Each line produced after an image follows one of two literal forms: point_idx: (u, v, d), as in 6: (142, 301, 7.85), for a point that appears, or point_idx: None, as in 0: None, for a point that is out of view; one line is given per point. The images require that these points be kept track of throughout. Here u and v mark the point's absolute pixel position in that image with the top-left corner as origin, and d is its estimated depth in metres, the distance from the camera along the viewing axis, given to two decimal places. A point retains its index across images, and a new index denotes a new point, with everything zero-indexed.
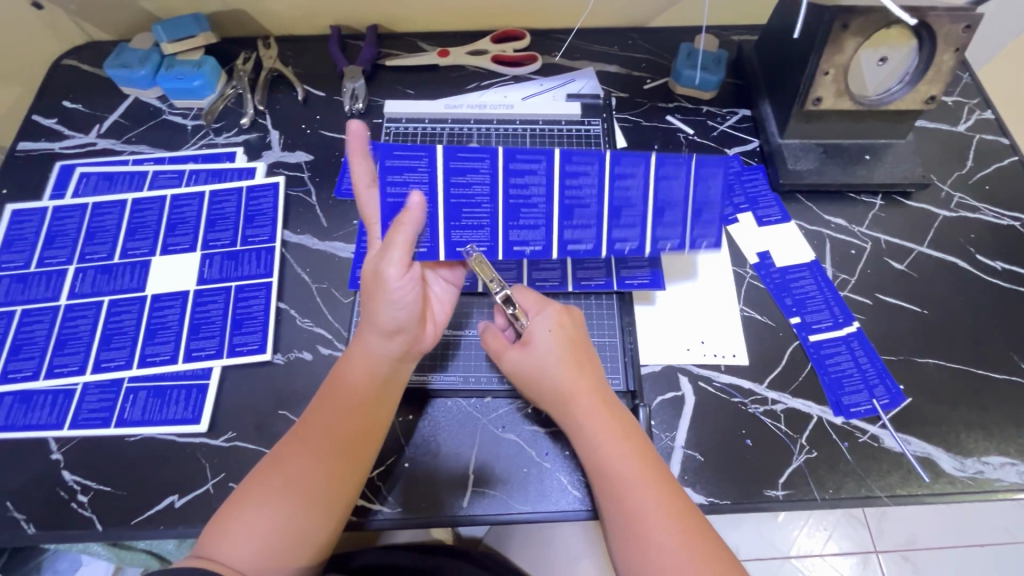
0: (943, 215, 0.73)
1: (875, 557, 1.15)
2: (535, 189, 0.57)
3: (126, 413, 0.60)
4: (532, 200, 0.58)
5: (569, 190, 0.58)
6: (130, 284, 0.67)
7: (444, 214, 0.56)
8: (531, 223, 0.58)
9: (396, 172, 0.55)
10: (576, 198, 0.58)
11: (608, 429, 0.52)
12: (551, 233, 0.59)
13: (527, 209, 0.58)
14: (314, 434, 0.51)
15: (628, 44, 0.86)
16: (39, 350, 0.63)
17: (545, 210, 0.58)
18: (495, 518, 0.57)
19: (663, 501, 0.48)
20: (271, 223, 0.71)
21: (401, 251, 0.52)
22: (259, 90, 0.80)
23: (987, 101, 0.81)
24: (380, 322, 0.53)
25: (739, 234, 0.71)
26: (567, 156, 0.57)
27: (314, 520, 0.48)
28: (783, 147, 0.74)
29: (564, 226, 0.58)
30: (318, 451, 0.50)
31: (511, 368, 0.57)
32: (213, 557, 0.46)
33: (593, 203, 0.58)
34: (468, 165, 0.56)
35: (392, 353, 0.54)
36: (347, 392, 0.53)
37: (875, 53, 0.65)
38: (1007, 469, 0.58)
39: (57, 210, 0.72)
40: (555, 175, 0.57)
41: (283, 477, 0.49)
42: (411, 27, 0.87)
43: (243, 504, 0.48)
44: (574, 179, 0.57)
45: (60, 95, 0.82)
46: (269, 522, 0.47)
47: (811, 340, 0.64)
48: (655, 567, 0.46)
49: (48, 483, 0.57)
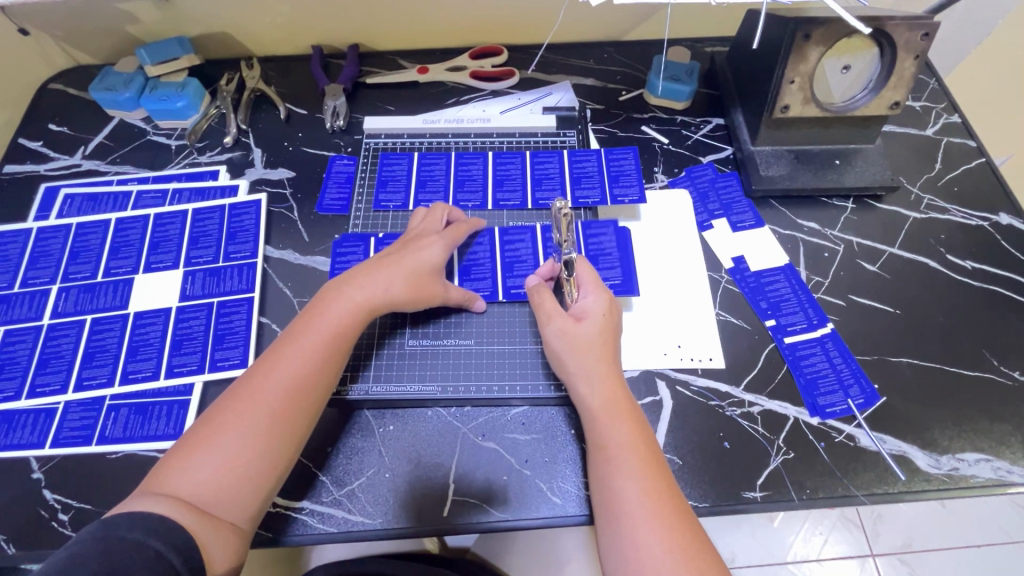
0: (913, 216, 0.74)
1: (872, 560, 1.15)
2: (482, 254, 0.70)
3: (108, 431, 0.60)
4: (479, 260, 0.70)
5: (508, 250, 0.70)
6: (113, 302, 0.68)
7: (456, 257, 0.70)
8: (480, 276, 0.69)
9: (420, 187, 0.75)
10: (515, 256, 0.70)
11: (618, 416, 0.54)
12: (497, 285, 0.68)
13: (476, 269, 0.69)
14: (284, 361, 0.53)
15: (603, 58, 0.89)
16: (22, 369, 0.64)
17: (490, 266, 0.69)
18: (476, 525, 0.57)
19: (656, 492, 0.49)
20: (252, 243, 0.71)
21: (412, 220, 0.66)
22: (242, 109, 0.82)
23: (953, 105, 0.83)
24: (380, 285, 0.58)
25: (714, 240, 0.72)
26: (505, 231, 0.71)
27: (267, 446, 0.49)
28: (754, 153, 0.75)
29: (507, 278, 0.69)
30: (290, 374, 0.52)
31: (553, 333, 0.58)
32: (173, 485, 0.46)
33: (529, 258, 0.70)
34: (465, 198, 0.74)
35: (388, 298, 0.58)
36: (321, 322, 0.55)
37: (839, 61, 0.67)
38: (982, 465, 0.59)
39: (41, 231, 0.73)
40: (497, 242, 0.71)
41: (251, 399, 0.50)
42: (392, 45, 0.89)
43: (206, 433, 0.48)
44: (512, 241, 0.71)
45: (46, 118, 0.83)
46: (229, 445, 0.48)
47: (786, 342, 0.65)
48: (639, 552, 0.46)
49: (28, 502, 0.57)
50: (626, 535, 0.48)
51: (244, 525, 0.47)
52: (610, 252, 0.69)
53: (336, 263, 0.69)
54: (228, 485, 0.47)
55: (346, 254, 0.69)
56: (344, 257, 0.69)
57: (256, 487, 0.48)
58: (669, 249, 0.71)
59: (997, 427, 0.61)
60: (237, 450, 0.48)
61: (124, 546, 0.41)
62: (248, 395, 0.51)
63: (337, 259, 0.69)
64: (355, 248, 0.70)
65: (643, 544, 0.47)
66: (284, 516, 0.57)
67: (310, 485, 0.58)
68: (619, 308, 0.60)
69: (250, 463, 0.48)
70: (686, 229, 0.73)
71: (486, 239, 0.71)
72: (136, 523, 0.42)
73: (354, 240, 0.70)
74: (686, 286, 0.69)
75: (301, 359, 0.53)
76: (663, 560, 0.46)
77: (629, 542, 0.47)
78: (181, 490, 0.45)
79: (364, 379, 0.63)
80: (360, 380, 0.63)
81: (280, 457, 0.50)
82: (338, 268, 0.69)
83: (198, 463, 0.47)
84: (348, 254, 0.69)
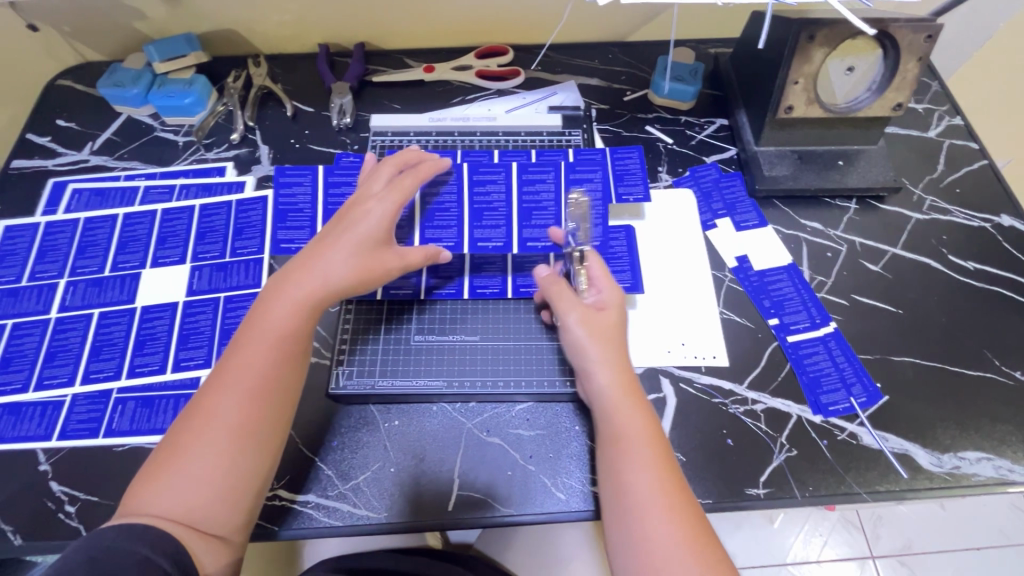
0: (916, 217, 0.75)
1: (872, 562, 1.15)
2: (449, 198, 0.67)
3: (115, 424, 0.60)
4: (445, 206, 0.67)
5: (478, 198, 0.68)
6: (120, 296, 0.68)
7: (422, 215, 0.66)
8: (444, 223, 0.67)
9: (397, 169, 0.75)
10: (485, 203, 0.68)
11: (632, 407, 0.54)
12: (462, 234, 0.67)
13: (442, 213, 0.67)
14: (238, 369, 0.50)
15: (608, 58, 0.89)
16: (30, 362, 0.64)
17: (457, 213, 0.67)
18: (481, 520, 0.57)
19: (668, 485, 0.50)
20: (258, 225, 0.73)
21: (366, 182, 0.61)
22: (249, 107, 0.82)
23: (955, 107, 0.84)
24: (325, 270, 0.55)
25: (718, 239, 0.73)
26: (475, 170, 0.69)
27: (243, 455, 0.48)
28: (758, 154, 0.76)
29: (474, 227, 0.67)
30: (246, 384, 0.50)
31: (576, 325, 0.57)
32: (151, 507, 0.45)
33: (501, 207, 0.68)
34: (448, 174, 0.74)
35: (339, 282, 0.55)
36: (270, 324, 0.52)
37: (843, 62, 0.68)
38: (984, 463, 0.59)
39: (49, 225, 0.73)
40: (466, 184, 0.68)
41: (214, 418, 0.48)
42: (398, 44, 0.89)
43: (172, 458, 0.47)
44: (482, 187, 0.68)
45: (54, 114, 0.84)
46: (203, 465, 0.47)
47: (789, 341, 0.66)
48: (651, 543, 0.47)
49: (35, 494, 0.58)
50: (639, 528, 0.48)
51: (235, 534, 0.47)
52: (620, 256, 0.69)
53: None
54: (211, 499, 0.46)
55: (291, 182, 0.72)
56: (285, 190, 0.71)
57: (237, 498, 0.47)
58: (673, 249, 0.72)
59: (999, 427, 0.61)
60: (207, 467, 0.47)
61: (115, 554, 0.42)
62: (209, 411, 0.49)
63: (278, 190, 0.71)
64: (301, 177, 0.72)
65: (656, 537, 0.47)
66: (289, 510, 0.57)
67: (315, 479, 0.58)
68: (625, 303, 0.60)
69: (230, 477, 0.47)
70: (690, 228, 0.73)
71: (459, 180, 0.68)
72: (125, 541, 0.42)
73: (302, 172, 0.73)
74: (689, 284, 0.69)
75: (256, 365, 0.51)
76: (675, 552, 0.46)
77: (641, 534, 0.47)
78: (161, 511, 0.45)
79: (370, 375, 0.63)
80: (365, 376, 0.63)
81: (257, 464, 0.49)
82: None
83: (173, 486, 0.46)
84: (291, 186, 0.71)
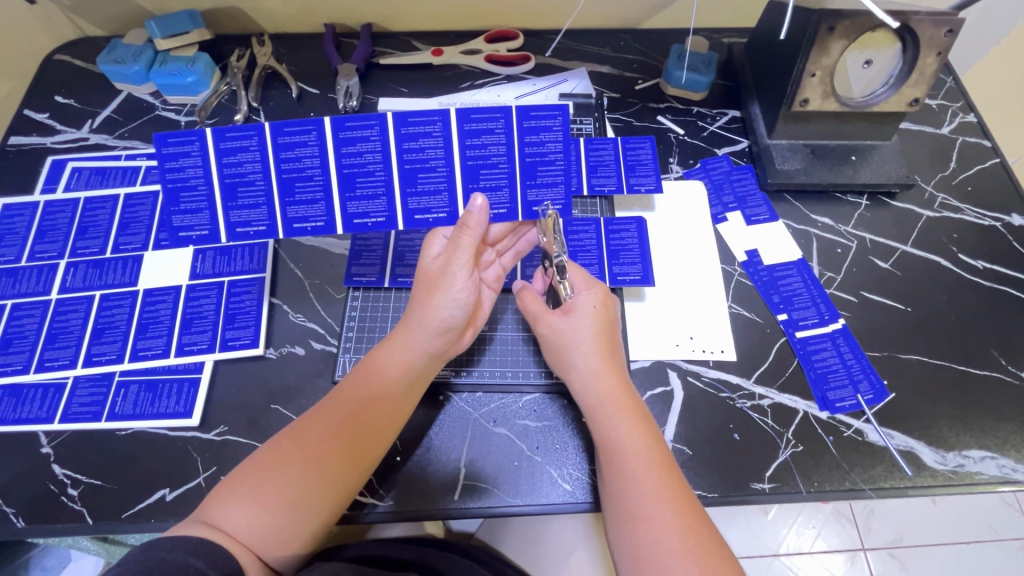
0: (927, 215, 0.74)
1: (863, 554, 1.16)
2: (495, 150, 0.56)
3: (117, 407, 0.60)
4: (491, 160, 0.56)
5: (530, 149, 0.56)
6: (122, 279, 0.67)
7: (461, 176, 0.56)
8: (492, 184, 0.57)
9: (349, 143, 0.54)
10: (538, 155, 0.56)
11: (621, 412, 0.54)
12: (514, 195, 0.57)
13: (486, 170, 0.56)
14: (323, 419, 0.52)
15: (619, 45, 0.88)
16: (30, 344, 0.63)
17: (507, 169, 0.57)
18: (487, 511, 0.57)
19: (669, 491, 0.49)
20: (207, 193, 0.55)
21: (467, 255, 0.54)
22: (253, 87, 0.80)
23: (970, 104, 0.83)
24: (433, 319, 0.54)
25: (728, 232, 0.72)
26: (526, 113, 0.55)
27: (318, 491, 0.49)
28: (770, 147, 0.75)
29: (527, 186, 0.57)
30: (330, 430, 0.51)
31: (547, 333, 0.59)
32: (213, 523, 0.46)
33: (558, 159, 0.57)
34: (419, 130, 0.54)
35: (432, 350, 0.56)
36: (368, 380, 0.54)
37: (861, 55, 0.67)
38: (987, 462, 0.60)
39: (49, 205, 0.72)
40: (515, 132, 0.56)
41: (299, 452, 0.49)
42: (406, 26, 0.87)
43: (251, 481, 0.48)
44: (535, 135, 0.56)
45: (52, 90, 0.81)
46: (276, 492, 0.47)
47: (798, 336, 0.65)
48: (655, 551, 0.46)
49: (37, 476, 0.57)
50: (636, 531, 0.48)
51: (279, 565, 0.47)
52: (631, 249, 0.68)
53: (353, 244, 0.69)
54: (283, 531, 0.47)
55: (293, 137, 0.54)
56: (175, 162, 0.53)
57: (287, 534, 0.47)
58: (683, 241, 0.71)
59: (1004, 426, 0.61)
60: (272, 495, 0.47)
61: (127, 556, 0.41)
62: (289, 447, 0.50)
63: (165, 165, 0.53)
64: (188, 144, 0.53)
65: (654, 541, 0.47)
66: None
67: None
68: (614, 299, 0.60)
69: (303, 513, 0.48)
70: (700, 221, 0.73)
71: (441, 130, 0.54)
72: (164, 537, 0.43)
73: (305, 122, 0.53)
74: (699, 277, 0.69)
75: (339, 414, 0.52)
76: (675, 555, 0.46)
77: (638, 538, 0.48)
78: (231, 534, 0.45)
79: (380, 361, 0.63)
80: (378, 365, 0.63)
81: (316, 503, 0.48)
82: (356, 246, 0.69)
83: (248, 511, 0.46)
84: (238, 151, 0.54)
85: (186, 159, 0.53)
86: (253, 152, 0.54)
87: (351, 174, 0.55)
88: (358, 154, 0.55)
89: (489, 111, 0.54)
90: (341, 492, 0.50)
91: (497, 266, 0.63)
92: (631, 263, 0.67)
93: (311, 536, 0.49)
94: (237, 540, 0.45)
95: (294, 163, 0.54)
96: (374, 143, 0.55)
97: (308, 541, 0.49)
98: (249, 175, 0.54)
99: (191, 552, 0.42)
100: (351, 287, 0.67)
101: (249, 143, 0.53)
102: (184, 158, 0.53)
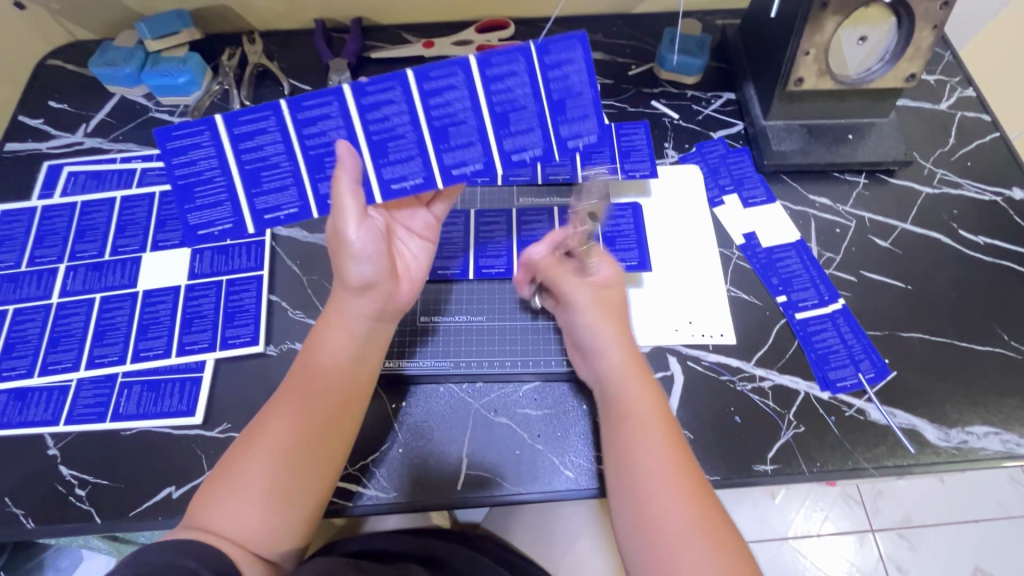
0: (926, 191, 0.74)
1: (871, 535, 1.16)
2: (576, 77, 0.54)
3: (121, 408, 0.60)
4: (574, 89, 0.54)
5: (558, 83, 0.54)
6: (120, 281, 0.67)
7: (549, 110, 0.55)
8: (580, 114, 0.55)
9: (435, 95, 0.54)
10: (565, 90, 0.54)
11: (632, 377, 0.55)
12: (600, 121, 0.56)
13: (572, 100, 0.55)
14: (278, 402, 0.52)
15: (612, 31, 0.87)
16: (33, 347, 0.64)
17: (590, 98, 0.55)
18: (491, 500, 0.58)
19: (675, 458, 0.50)
20: (291, 167, 0.56)
21: (351, 204, 0.52)
22: (245, 86, 0.80)
23: (968, 78, 0.82)
24: (349, 281, 0.53)
25: (725, 216, 0.72)
26: (547, 47, 0.53)
27: (292, 476, 0.49)
28: (767, 128, 0.74)
29: (562, 122, 0.55)
30: (282, 412, 0.51)
31: (573, 291, 0.60)
32: (201, 526, 0.46)
33: (586, 91, 0.55)
34: (503, 68, 0.53)
35: (366, 312, 0.54)
36: (317, 354, 0.54)
37: (855, 31, 0.65)
38: (991, 438, 0.59)
39: (46, 210, 0.72)
40: (543, 68, 0.54)
41: (264, 439, 0.50)
42: (395, 19, 0.87)
43: (231, 478, 0.48)
44: (561, 69, 0.54)
45: (46, 96, 0.82)
46: (254, 482, 0.48)
47: (797, 318, 0.65)
48: (656, 516, 0.47)
49: (45, 478, 0.58)
50: (639, 494, 0.49)
51: (273, 558, 0.48)
52: (627, 235, 0.69)
53: None
54: (267, 522, 0.47)
55: (376, 95, 0.54)
56: (251, 139, 0.54)
57: (272, 524, 0.48)
58: (680, 226, 0.71)
59: (1006, 401, 0.61)
60: (250, 487, 0.48)
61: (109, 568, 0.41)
62: (249, 437, 0.50)
63: (241, 142, 0.54)
64: (264, 118, 0.54)
65: (658, 507, 0.48)
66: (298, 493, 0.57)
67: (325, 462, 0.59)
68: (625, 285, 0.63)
69: (283, 502, 0.48)
70: (697, 205, 0.72)
71: (523, 65, 0.53)
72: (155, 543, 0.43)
73: (386, 79, 0.53)
74: (697, 262, 0.69)
75: (291, 393, 0.52)
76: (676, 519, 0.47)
77: (641, 502, 0.48)
78: (218, 532, 0.46)
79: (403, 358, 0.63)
80: (414, 358, 0.63)
81: (290, 486, 0.49)
82: None
83: (229, 510, 0.47)
84: (319, 119, 0.54)
85: (264, 136, 0.54)
86: (335, 117, 0.54)
87: (444, 125, 0.55)
88: (445, 101, 0.54)
89: (510, 51, 0.53)
90: (309, 470, 0.50)
91: (423, 215, 0.61)
92: (631, 249, 0.68)
93: (299, 524, 0.49)
94: (227, 539, 0.46)
95: (382, 123, 0.54)
96: (460, 91, 0.54)
97: (295, 531, 0.49)
98: (271, 158, 0.55)
99: (180, 553, 0.42)
100: None
101: (330, 109, 0.54)
102: (261, 134, 0.54)
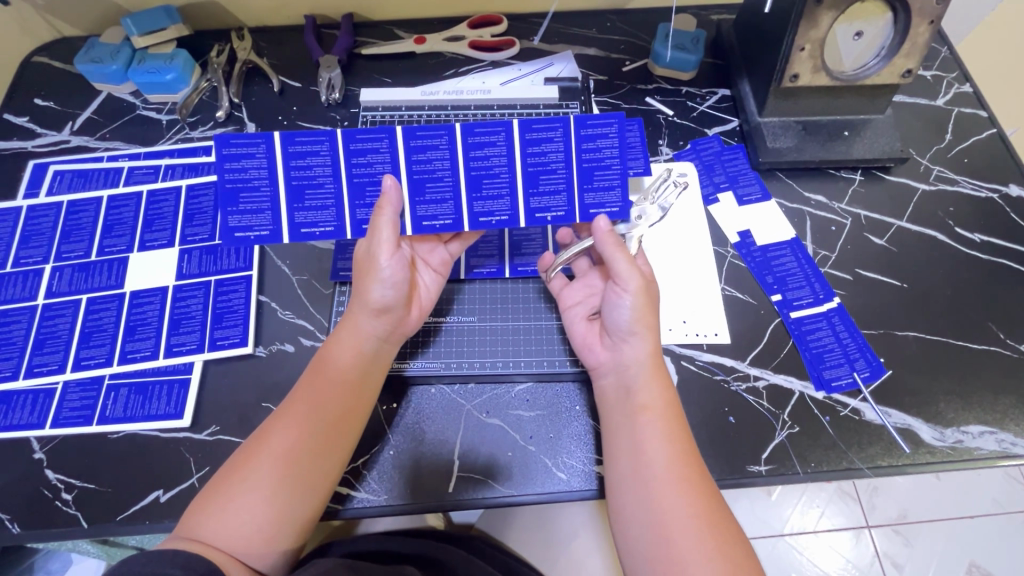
0: (922, 188, 0.73)
1: (867, 532, 1.16)
2: (554, 157, 0.57)
3: (108, 411, 0.60)
4: (551, 166, 0.57)
5: (587, 155, 0.57)
6: (107, 282, 0.66)
7: (523, 182, 0.58)
8: (551, 189, 0.58)
9: (419, 151, 0.56)
10: (594, 161, 0.57)
11: (651, 377, 0.54)
12: (573, 200, 0.58)
13: (546, 176, 0.57)
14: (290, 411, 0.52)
15: (605, 27, 0.86)
16: (19, 350, 0.63)
17: (565, 175, 0.58)
18: (484, 501, 0.57)
19: (685, 461, 0.49)
20: (270, 194, 0.56)
21: (387, 232, 0.54)
22: (233, 82, 0.79)
23: (965, 74, 0.81)
24: (369, 301, 0.55)
25: (719, 213, 0.71)
26: (584, 121, 0.57)
27: (296, 486, 0.48)
28: (762, 124, 0.73)
29: (584, 190, 0.58)
30: (295, 421, 0.51)
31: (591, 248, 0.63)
32: (195, 535, 0.45)
33: (615, 165, 0.57)
34: (485, 139, 0.56)
35: (379, 332, 0.56)
36: (334, 369, 0.54)
37: (851, 27, 0.64)
38: (986, 437, 0.59)
39: (31, 210, 0.71)
40: (573, 139, 0.57)
41: (270, 446, 0.49)
42: (386, 14, 0.85)
43: (232, 487, 0.47)
44: (592, 142, 0.57)
45: (32, 93, 0.80)
46: (255, 490, 0.47)
47: (792, 317, 0.65)
48: (668, 518, 0.46)
49: (31, 481, 0.57)
50: (651, 494, 0.48)
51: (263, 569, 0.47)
52: None
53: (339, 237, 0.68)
54: (262, 531, 0.47)
55: (364, 144, 0.56)
56: (237, 162, 0.55)
57: (265, 534, 0.47)
58: (674, 224, 0.70)
59: (1002, 400, 0.61)
60: (251, 496, 0.47)
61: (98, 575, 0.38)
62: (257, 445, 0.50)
63: (226, 164, 0.55)
64: (253, 146, 0.55)
65: (669, 510, 0.47)
66: None
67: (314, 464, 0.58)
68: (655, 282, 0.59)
69: (280, 513, 0.48)
70: (691, 203, 0.72)
71: (504, 138, 0.56)
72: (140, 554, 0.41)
73: (376, 131, 0.56)
74: (691, 261, 0.68)
75: (307, 403, 0.52)
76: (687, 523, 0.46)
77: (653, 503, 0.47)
78: (211, 541, 0.45)
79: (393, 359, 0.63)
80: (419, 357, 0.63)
81: (293, 498, 0.48)
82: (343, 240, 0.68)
83: (225, 517, 0.46)
84: (308, 155, 0.56)
85: (250, 160, 0.55)
86: (323, 156, 0.56)
87: (422, 180, 0.57)
88: (428, 161, 0.56)
89: (550, 121, 0.56)
90: (312, 482, 0.50)
91: (441, 252, 0.63)
92: None
93: (293, 535, 0.48)
94: (218, 548, 0.45)
95: (366, 169, 0.56)
96: (443, 151, 0.56)
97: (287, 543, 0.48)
98: (318, 179, 0.56)
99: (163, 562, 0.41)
100: (337, 282, 0.67)
101: (320, 147, 0.56)
102: (248, 159, 0.55)
